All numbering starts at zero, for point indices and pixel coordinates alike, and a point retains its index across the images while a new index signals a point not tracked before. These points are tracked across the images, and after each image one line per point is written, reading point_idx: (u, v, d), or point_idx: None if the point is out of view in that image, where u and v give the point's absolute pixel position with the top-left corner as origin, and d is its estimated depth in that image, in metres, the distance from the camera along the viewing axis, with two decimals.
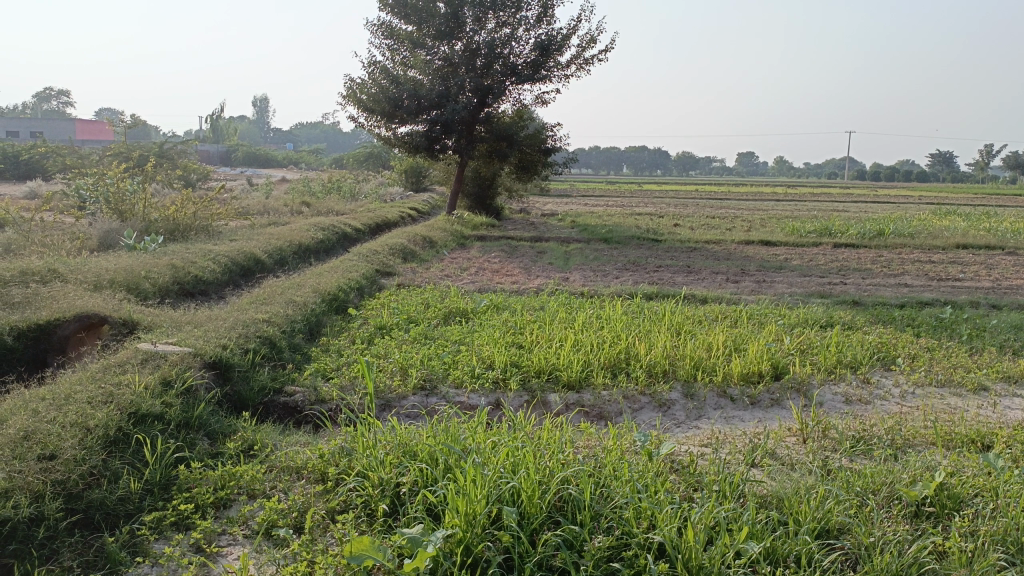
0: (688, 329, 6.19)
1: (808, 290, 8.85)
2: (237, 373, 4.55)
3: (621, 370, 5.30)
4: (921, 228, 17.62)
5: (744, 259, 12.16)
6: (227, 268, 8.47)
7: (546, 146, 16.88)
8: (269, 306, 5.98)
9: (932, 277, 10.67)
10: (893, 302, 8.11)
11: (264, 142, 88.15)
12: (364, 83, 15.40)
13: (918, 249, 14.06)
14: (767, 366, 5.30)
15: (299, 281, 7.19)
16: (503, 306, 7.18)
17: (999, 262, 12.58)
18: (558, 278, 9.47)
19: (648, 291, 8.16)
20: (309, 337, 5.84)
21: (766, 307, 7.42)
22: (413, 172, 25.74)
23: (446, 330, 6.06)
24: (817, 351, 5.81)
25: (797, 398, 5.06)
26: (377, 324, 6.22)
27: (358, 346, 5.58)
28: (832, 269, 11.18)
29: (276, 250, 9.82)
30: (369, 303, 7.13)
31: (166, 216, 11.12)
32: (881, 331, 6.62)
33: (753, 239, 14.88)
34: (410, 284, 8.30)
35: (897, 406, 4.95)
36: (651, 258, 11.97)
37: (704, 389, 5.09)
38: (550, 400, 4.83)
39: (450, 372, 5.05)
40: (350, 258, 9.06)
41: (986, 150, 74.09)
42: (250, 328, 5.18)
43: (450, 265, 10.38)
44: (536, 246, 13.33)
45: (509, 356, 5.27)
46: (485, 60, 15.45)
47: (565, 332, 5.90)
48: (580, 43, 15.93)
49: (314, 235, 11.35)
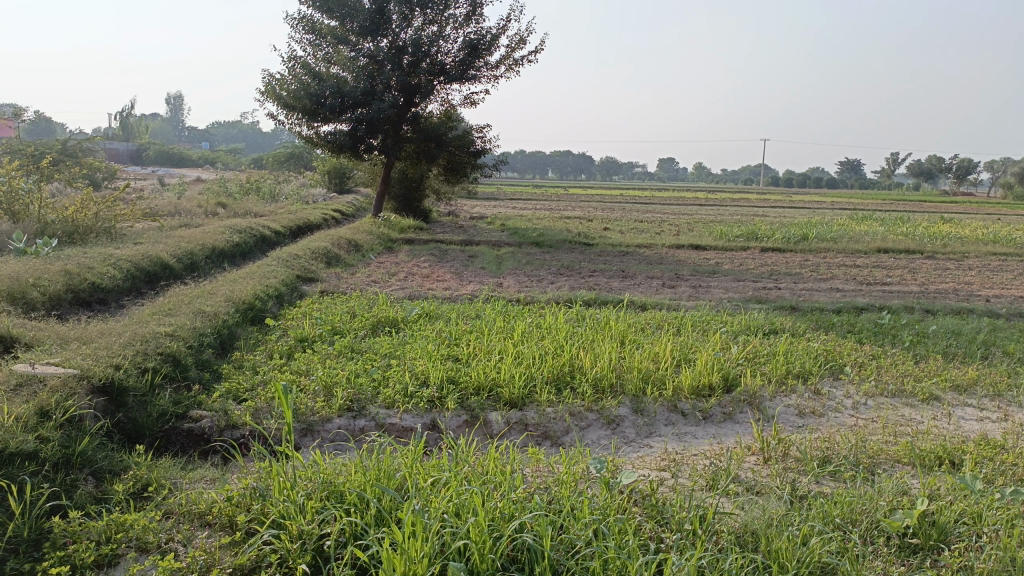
0: (632, 338, 5.86)
1: (746, 295, 8.71)
2: (133, 398, 3.97)
3: (565, 386, 4.92)
4: (842, 232, 17.99)
5: (677, 263, 12.04)
6: (130, 274, 7.74)
7: (474, 148, 16.45)
8: (173, 317, 5.35)
9: (861, 281, 10.75)
10: (830, 307, 8.03)
11: (178, 141, 84.90)
12: (284, 79, 14.63)
13: (842, 253, 14.27)
14: (718, 378, 5.01)
15: (211, 289, 6.56)
16: (436, 315, 6.72)
17: (921, 266, 12.86)
18: (492, 284, 9.07)
19: (587, 297, 7.84)
20: (220, 352, 5.25)
21: (707, 314, 7.19)
22: (336, 173, 24.94)
23: (374, 343, 5.56)
24: (765, 360, 5.56)
25: (751, 413, 4.79)
26: (298, 336, 5.67)
27: (277, 361, 5.04)
28: (764, 274, 11.16)
29: (187, 254, 9.09)
30: (289, 312, 6.56)
31: (63, 217, 10.21)
32: (825, 338, 6.46)
33: (683, 243, 14.85)
34: (334, 291, 7.75)
35: (851, 419, 4.76)
36: (584, 263, 11.72)
37: (654, 404, 4.75)
38: (491, 419, 4.43)
39: (380, 391, 4.57)
40: (269, 263, 8.44)
41: (892, 159, 77.74)
42: (150, 344, 4.57)
43: (377, 270, 9.85)
44: (467, 250, 12.92)
45: (446, 371, 4.82)
46: (412, 58, 14.93)
47: (504, 343, 5.49)
48: (509, 43, 15.59)
49: (230, 238, 10.63)
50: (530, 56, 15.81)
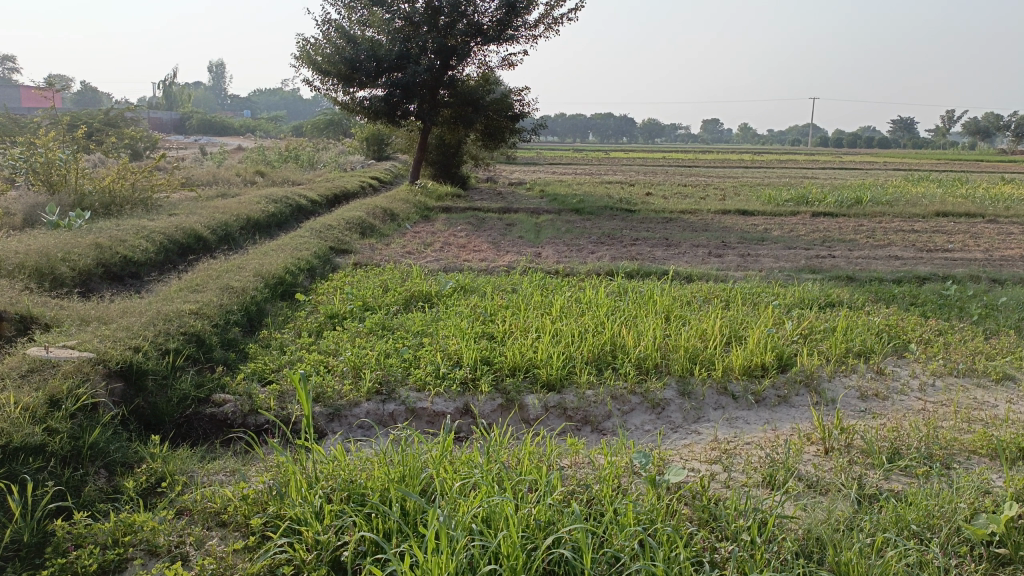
0: (678, 314, 5.53)
1: (798, 264, 8.28)
2: (153, 382, 3.80)
3: (607, 366, 4.63)
4: (898, 195, 17.23)
5: (723, 230, 11.58)
6: (163, 247, 7.61)
7: (512, 112, 16.03)
8: (199, 294, 5.17)
9: (920, 247, 10.19)
10: (889, 277, 7.55)
11: (220, 109, 85.55)
12: (318, 44, 14.35)
13: (899, 218, 13.59)
14: (771, 358, 4.67)
15: (240, 263, 6.38)
16: (471, 288, 6.45)
17: (983, 231, 12.20)
18: (530, 254, 8.76)
19: (629, 268, 7.50)
20: (248, 330, 5.07)
21: (757, 285, 6.81)
22: (375, 140, 24.71)
23: (406, 319, 5.32)
24: (822, 337, 5.19)
25: (808, 396, 4.45)
26: (328, 312, 5.45)
27: (305, 340, 4.84)
28: (816, 241, 10.64)
29: (221, 225, 8.95)
30: (321, 287, 6.36)
31: (100, 188, 10.15)
32: (885, 311, 6.04)
33: (729, 209, 14.31)
34: (367, 263, 7.54)
35: (918, 403, 4.40)
36: (626, 231, 11.32)
37: (703, 387, 4.44)
38: (527, 402, 4.18)
39: (410, 372, 4.34)
40: (302, 234, 8.25)
41: (948, 117, 74.83)
42: (173, 323, 4.39)
43: (413, 240, 9.60)
44: (505, 218, 12.61)
45: (480, 351, 4.56)
46: (448, 19, 14.52)
47: (542, 320, 5.21)
48: (548, 2, 15.06)
49: (265, 208, 10.48)
50: (569, 14, 15.26)
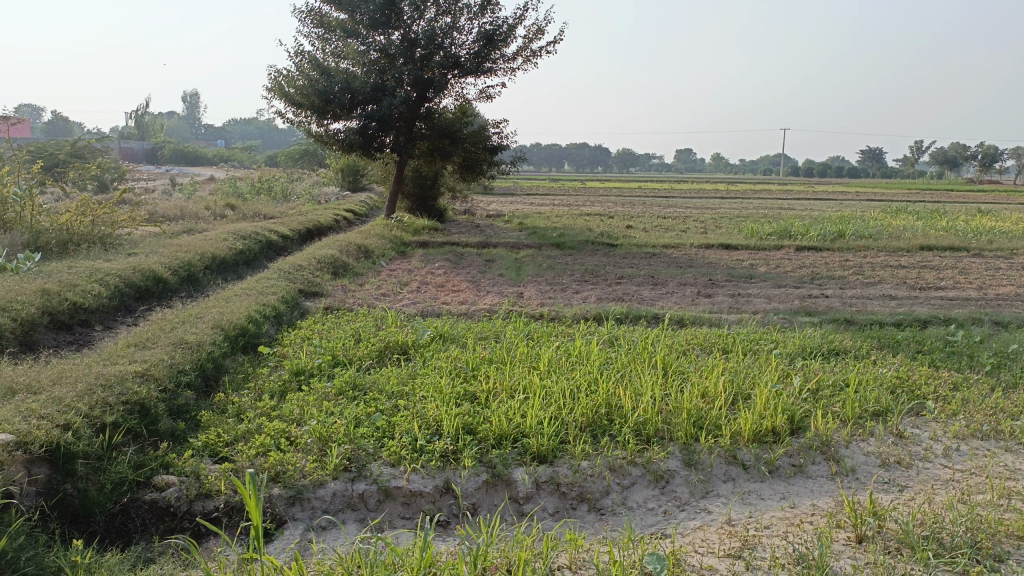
0: (676, 367, 5.09)
1: (792, 305, 7.93)
2: (83, 465, 3.32)
3: (602, 433, 4.18)
4: (879, 227, 17.08)
5: (710, 266, 11.26)
6: (119, 291, 7.08)
7: (491, 144, 15.68)
8: (149, 351, 4.67)
9: (912, 285, 9.92)
10: (889, 320, 7.21)
11: (194, 139, 84.73)
12: (291, 75, 13.97)
13: (884, 252, 13.38)
14: (783, 421, 4.24)
15: (199, 312, 5.88)
16: (451, 337, 5.97)
17: (971, 266, 12.00)
18: (512, 295, 8.34)
19: (618, 311, 7.09)
20: (202, 392, 4.57)
21: (754, 331, 6.42)
22: (350, 171, 24.30)
23: (379, 376, 4.83)
24: (833, 395, 4.78)
25: (826, 465, 4.04)
26: (293, 369, 4.95)
27: (265, 404, 4.34)
28: (805, 278, 10.34)
29: (184, 265, 8.43)
30: (287, 336, 5.85)
31: (57, 225, 9.59)
32: (894, 361, 5.66)
33: (713, 242, 14.04)
34: (339, 307, 7.06)
35: (947, 473, 3.99)
36: (610, 267, 10.96)
37: (710, 456, 4.00)
38: (516, 478, 3.70)
39: (383, 444, 3.85)
40: (269, 276, 7.76)
41: (916, 147, 76.25)
42: (113, 391, 3.90)
43: (388, 280, 9.13)
44: (484, 253, 12.18)
45: (461, 418, 4.08)
46: (424, 51, 14.21)
47: (528, 377, 4.74)
48: (526, 34, 14.81)
49: (232, 245, 9.97)
50: (548, 47, 15.01)
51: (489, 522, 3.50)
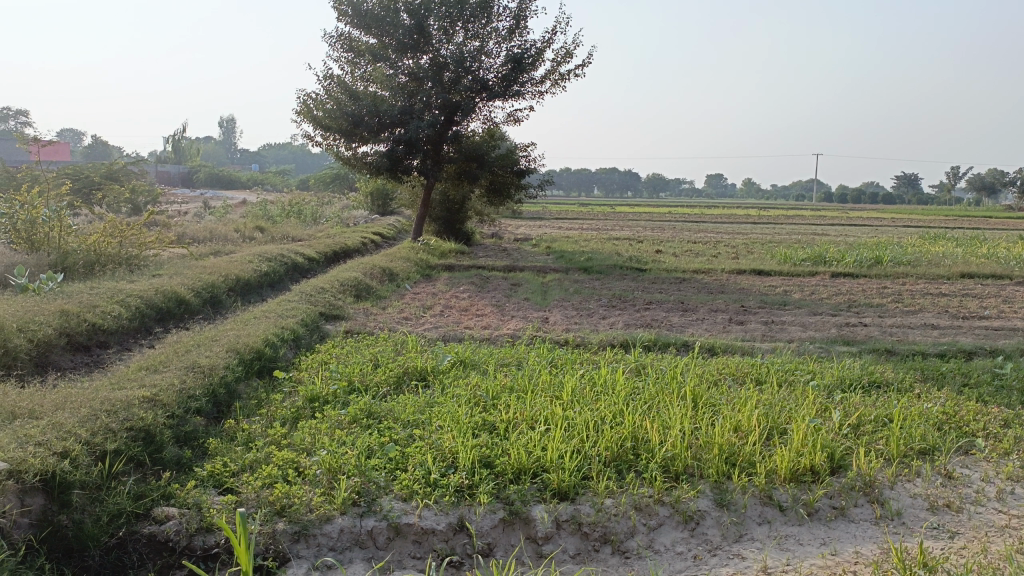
0: (706, 399, 4.84)
1: (828, 334, 7.62)
2: (80, 495, 3.17)
3: (628, 468, 3.94)
4: (917, 254, 16.61)
5: (741, 293, 10.97)
6: (139, 312, 7.01)
7: (518, 168, 15.57)
8: (159, 375, 4.53)
9: (955, 314, 9.54)
10: (932, 350, 6.87)
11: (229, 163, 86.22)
12: (320, 98, 14.02)
13: (923, 280, 12.97)
14: (822, 460, 3.98)
15: (216, 335, 5.76)
16: (472, 363, 5.78)
17: (1015, 295, 11.56)
18: (537, 320, 8.14)
19: (646, 338, 6.86)
20: (212, 418, 4.43)
21: (789, 360, 6.14)
22: (379, 195, 24.40)
23: (396, 404, 4.64)
24: (875, 432, 4.49)
25: (869, 509, 3.76)
26: (308, 395, 4.79)
27: (276, 431, 4.17)
28: (841, 305, 9.99)
29: (207, 286, 8.37)
30: (304, 361, 5.70)
31: (85, 245, 9.60)
32: (939, 395, 5.34)
33: (744, 268, 13.73)
34: (359, 331, 6.92)
35: (1002, 519, 3.69)
36: (638, 292, 10.72)
37: (743, 495, 3.74)
38: (535, 516, 3.49)
39: (396, 478, 3.66)
40: (290, 298, 7.65)
41: (953, 173, 75.00)
42: (117, 417, 3.76)
43: (411, 303, 8.98)
44: (510, 277, 12.01)
45: (478, 450, 3.88)
46: (453, 74, 14.17)
47: (550, 407, 4.53)
48: (555, 57, 14.74)
49: (257, 267, 9.91)
50: (576, 70, 14.91)
51: (506, 564, 3.28)
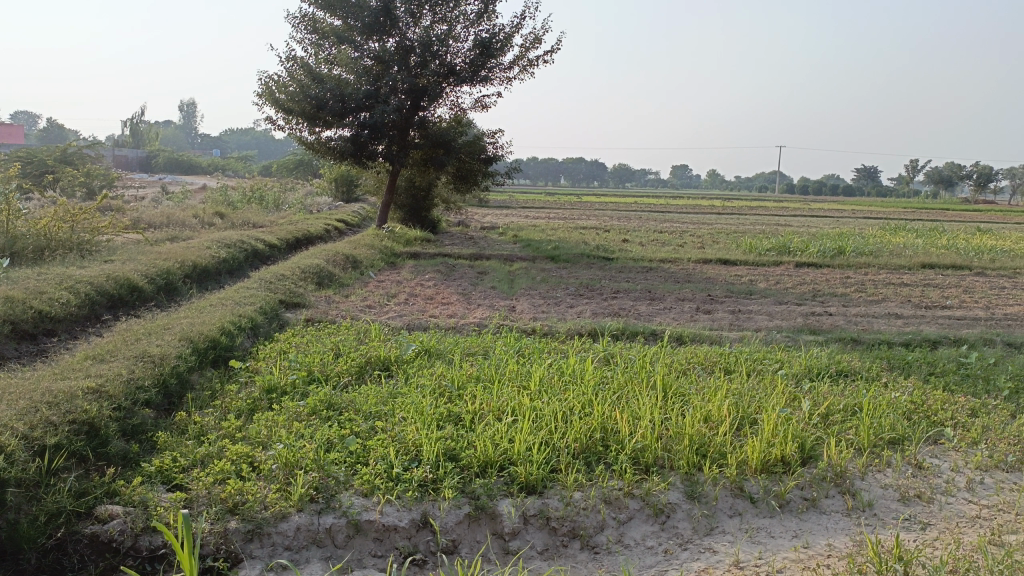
0: (677, 389, 4.75)
1: (795, 323, 7.62)
2: (15, 494, 2.98)
3: (597, 460, 3.83)
4: (879, 244, 16.82)
5: (708, 282, 10.96)
6: (89, 299, 6.72)
7: (485, 155, 15.38)
8: (106, 366, 4.31)
9: (918, 303, 9.63)
10: (897, 339, 6.89)
11: (189, 148, 84.43)
12: (282, 81, 13.66)
13: (885, 270, 13.11)
14: (794, 450, 3.91)
15: (169, 323, 5.52)
16: (437, 352, 5.62)
17: (975, 285, 11.73)
18: (504, 308, 8.01)
19: (614, 326, 6.76)
20: (163, 410, 4.22)
21: (757, 350, 6.10)
22: (343, 182, 24.03)
23: (357, 395, 4.47)
24: (845, 422, 4.44)
25: (841, 500, 3.70)
26: (265, 386, 4.60)
27: (230, 424, 3.98)
28: (806, 294, 10.03)
29: (162, 273, 8.08)
30: (262, 350, 5.49)
31: (34, 230, 9.22)
32: (906, 384, 5.33)
33: (711, 257, 13.74)
34: (321, 319, 6.72)
35: (973, 509, 3.65)
36: (606, 281, 10.65)
37: (714, 487, 3.66)
38: (501, 511, 3.36)
39: (356, 472, 3.50)
40: (249, 286, 7.40)
41: (912, 166, 76.46)
42: (58, 409, 3.55)
43: (375, 291, 8.79)
44: (476, 265, 11.85)
45: (443, 442, 3.73)
46: (420, 58, 13.92)
47: (517, 397, 4.40)
48: (524, 43, 14.55)
49: (215, 253, 9.62)
50: (545, 56, 14.75)
51: (471, 563, 3.15)
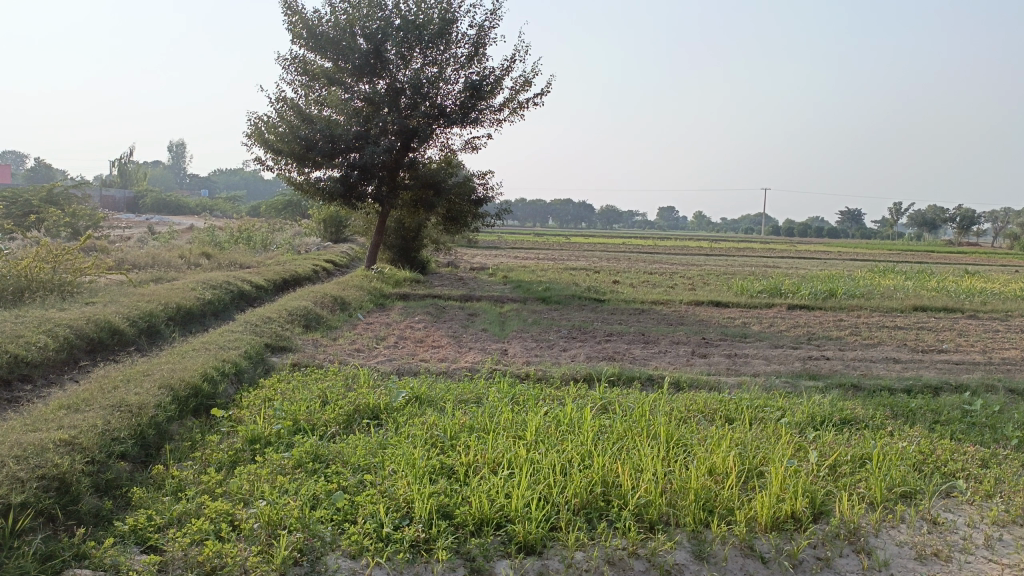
0: (678, 439, 4.57)
1: (793, 368, 7.47)
2: None
3: (598, 517, 3.63)
4: (870, 287, 16.80)
5: (701, 324, 10.83)
6: (68, 343, 6.49)
7: (475, 196, 15.32)
8: (81, 416, 4.09)
9: (913, 347, 9.52)
10: (898, 385, 6.74)
11: (177, 188, 84.41)
12: (272, 121, 13.61)
13: (878, 313, 13.04)
14: (804, 505, 3.73)
15: (150, 369, 5.30)
16: (428, 400, 5.42)
17: (969, 328, 11.66)
18: (496, 352, 7.83)
19: (610, 372, 6.59)
20: (140, 463, 4.00)
21: (757, 396, 5.93)
22: (332, 222, 23.93)
23: (345, 446, 4.26)
24: (855, 475, 4.26)
25: (856, 559, 3.51)
26: (248, 436, 4.38)
27: (211, 477, 3.76)
28: (801, 338, 9.91)
29: (145, 315, 7.86)
30: (246, 397, 5.27)
31: (15, 270, 8.99)
32: (913, 433, 5.16)
33: (702, 300, 13.64)
34: (308, 364, 6.51)
35: (994, 569, 3.47)
36: (598, 324, 10.50)
37: (723, 546, 3.46)
38: (498, 573, 3.15)
39: (344, 532, 3.29)
40: (234, 329, 7.19)
41: (896, 208, 77.43)
42: (26, 463, 3.32)
43: (363, 334, 8.59)
44: (467, 307, 11.68)
45: (436, 498, 3.53)
46: (410, 100, 13.92)
47: (513, 448, 4.21)
48: (514, 85, 14.62)
49: (201, 295, 9.41)
50: (535, 99, 14.81)
51: None
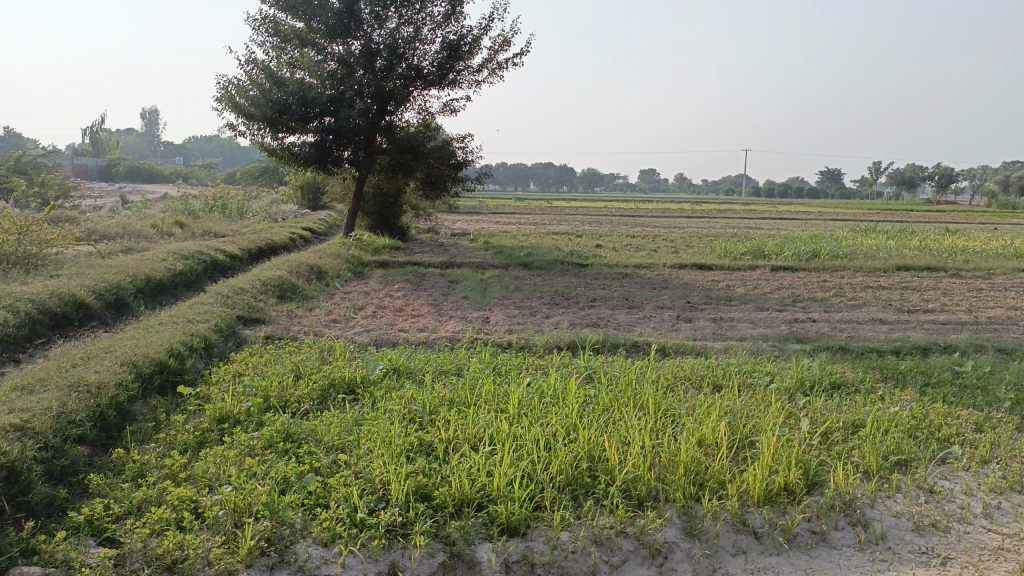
0: (666, 408, 4.41)
1: (780, 332, 7.33)
2: None
3: (585, 494, 3.47)
4: (853, 247, 16.72)
5: (686, 288, 10.67)
6: (29, 318, 6.21)
7: (454, 160, 14.98)
8: (35, 398, 3.85)
9: (900, 307, 9.41)
10: (887, 347, 6.62)
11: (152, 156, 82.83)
12: (242, 84, 13.15)
13: (862, 273, 12.93)
14: (798, 477, 3.58)
15: (112, 345, 5.04)
16: (407, 372, 5.21)
17: (953, 287, 11.57)
18: (477, 320, 7.63)
19: (594, 339, 6.41)
20: (99, 446, 3.78)
21: (745, 361, 5.79)
22: (310, 189, 23.47)
23: (319, 424, 4.06)
24: (849, 443, 4.12)
25: (852, 532, 3.38)
26: (215, 415, 4.16)
27: (174, 460, 3.55)
28: (786, 300, 9.78)
29: (113, 288, 7.57)
30: (215, 373, 5.05)
31: None
32: (906, 398, 5.03)
33: (686, 262, 13.48)
34: (281, 336, 6.27)
35: (994, 540, 3.34)
36: (581, 288, 10.30)
37: (714, 522, 3.31)
38: (480, 558, 2.99)
39: (316, 516, 3.10)
40: (204, 301, 6.93)
41: (876, 167, 77.52)
42: None
43: (340, 304, 8.35)
44: (447, 274, 11.45)
45: (414, 479, 3.34)
46: (386, 61, 13.49)
47: (494, 422, 4.02)
48: (492, 45, 14.21)
49: (172, 266, 9.10)
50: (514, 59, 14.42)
51: None
